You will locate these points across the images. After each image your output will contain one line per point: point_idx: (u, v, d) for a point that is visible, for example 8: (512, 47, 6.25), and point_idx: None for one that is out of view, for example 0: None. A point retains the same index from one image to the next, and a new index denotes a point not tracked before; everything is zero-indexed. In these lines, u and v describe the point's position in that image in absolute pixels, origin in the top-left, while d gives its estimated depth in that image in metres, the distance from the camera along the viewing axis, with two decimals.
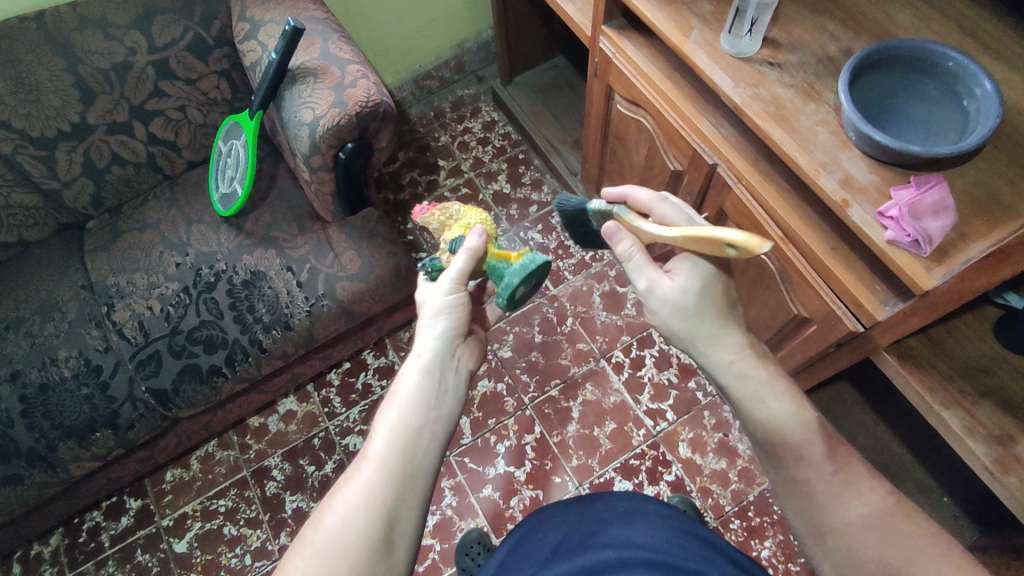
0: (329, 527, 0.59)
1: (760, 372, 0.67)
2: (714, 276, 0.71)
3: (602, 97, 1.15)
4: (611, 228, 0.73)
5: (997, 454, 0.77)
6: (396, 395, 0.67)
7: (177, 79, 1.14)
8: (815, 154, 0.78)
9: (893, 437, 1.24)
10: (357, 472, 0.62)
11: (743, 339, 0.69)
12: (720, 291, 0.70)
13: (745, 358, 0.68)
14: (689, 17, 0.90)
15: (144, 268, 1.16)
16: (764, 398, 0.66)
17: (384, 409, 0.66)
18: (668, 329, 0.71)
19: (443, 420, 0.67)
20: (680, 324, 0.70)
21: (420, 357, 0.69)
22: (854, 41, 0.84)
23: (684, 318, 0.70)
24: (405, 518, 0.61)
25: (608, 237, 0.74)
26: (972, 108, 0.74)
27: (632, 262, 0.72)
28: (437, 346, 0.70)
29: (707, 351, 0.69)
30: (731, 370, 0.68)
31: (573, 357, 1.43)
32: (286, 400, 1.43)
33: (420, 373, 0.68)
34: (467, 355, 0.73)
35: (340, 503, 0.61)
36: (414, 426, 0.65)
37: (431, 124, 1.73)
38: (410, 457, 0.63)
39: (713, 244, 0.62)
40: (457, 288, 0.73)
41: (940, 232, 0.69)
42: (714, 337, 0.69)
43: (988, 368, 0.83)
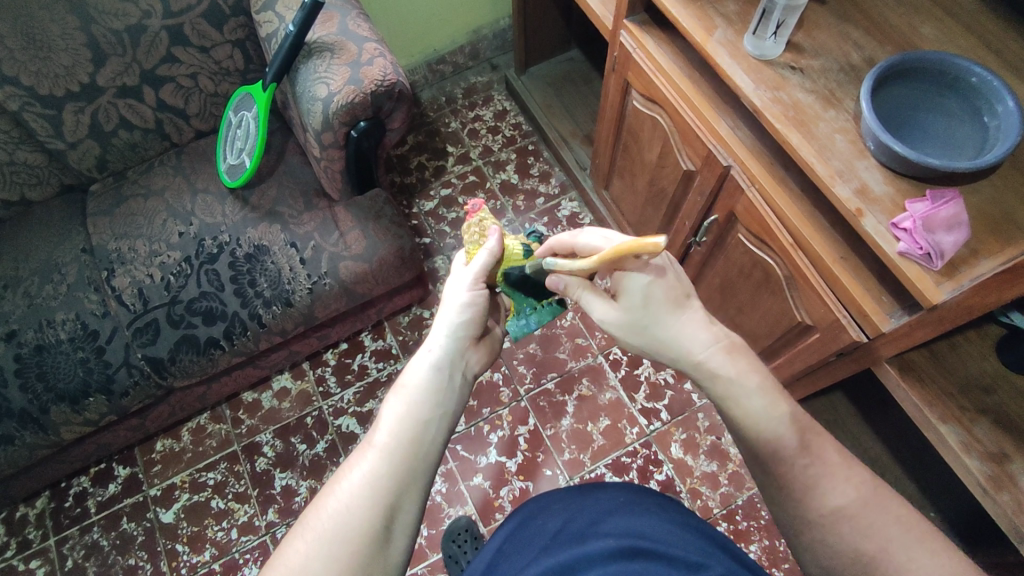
0: (331, 514, 0.58)
1: (731, 369, 0.65)
2: (653, 284, 0.66)
3: (620, 92, 1.14)
4: (555, 280, 0.74)
5: (992, 471, 0.77)
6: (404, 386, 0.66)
7: (190, 46, 1.13)
8: (832, 161, 0.78)
9: (883, 449, 1.25)
10: (360, 461, 0.62)
11: (709, 333, 0.66)
12: (667, 292, 0.67)
13: (713, 355, 0.66)
14: (713, 17, 0.89)
15: (147, 235, 1.15)
16: (736, 396, 0.65)
17: (391, 401, 0.66)
18: (632, 341, 0.70)
19: (449, 416, 0.67)
20: (637, 338, 0.70)
21: (430, 352, 0.69)
22: (878, 50, 0.83)
23: (641, 330, 0.69)
24: (406, 511, 0.60)
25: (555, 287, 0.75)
26: (992, 126, 0.74)
27: (586, 295, 0.73)
28: (448, 343, 0.70)
29: (677, 355, 0.68)
30: (702, 369, 0.66)
31: (571, 351, 1.43)
32: (282, 376, 1.42)
33: (430, 368, 0.68)
34: (475, 357, 0.73)
35: (344, 491, 0.60)
36: (422, 419, 0.64)
37: (442, 110, 1.72)
38: (415, 449, 0.62)
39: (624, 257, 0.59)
40: (477, 287, 0.74)
41: (951, 247, 0.69)
42: (673, 339, 0.67)
43: (988, 386, 0.83)
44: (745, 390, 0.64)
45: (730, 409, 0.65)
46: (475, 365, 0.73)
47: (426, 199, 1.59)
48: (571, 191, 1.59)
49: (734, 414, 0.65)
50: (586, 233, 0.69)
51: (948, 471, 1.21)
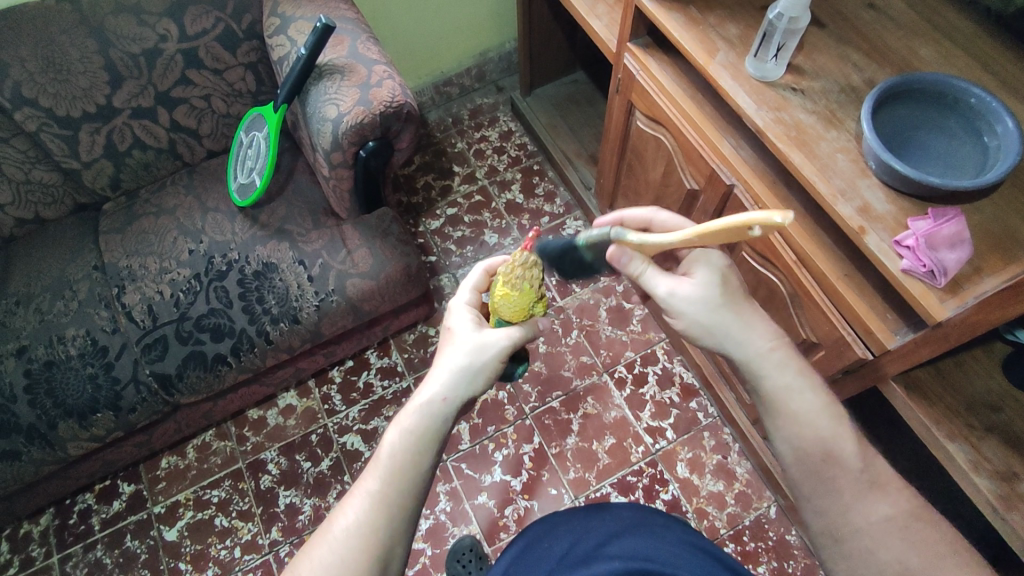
0: (323, 565, 0.58)
1: (793, 362, 0.67)
2: (729, 270, 0.70)
3: (624, 113, 1.16)
4: (617, 252, 0.68)
5: (1001, 490, 0.77)
6: (402, 432, 0.64)
7: (204, 69, 1.16)
8: (834, 180, 0.79)
9: (892, 468, 1.23)
10: (354, 507, 0.61)
11: (774, 327, 0.69)
12: (737, 283, 0.69)
13: (780, 347, 0.68)
14: (715, 39, 0.91)
15: (157, 252, 1.17)
16: (797, 389, 0.66)
17: (392, 445, 0.63)
18: (695, 325, 0.68)
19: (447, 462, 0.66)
20: (708, 316, 0.67)
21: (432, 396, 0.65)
22: (878, 72, 0.85)
23: (712, 313, 0.67)
24: (397, 557, 0.61)
25: (615, 261, 0.69)
26: (993, 145, 0.75)
27: (648, 272, 0.68)
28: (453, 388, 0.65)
29: (741, 345, 0.67)
30: (770, 359, 0.67)
31: (576, 369, 1.43)
32: (287, 393, 1.43)
33: (439, 419, 0.64)
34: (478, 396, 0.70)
35: (338, 540, 0.59)
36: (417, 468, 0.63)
37: (448, 130, 1.75)
38: (411, 499, 0.62)
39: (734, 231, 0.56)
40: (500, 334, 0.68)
41: (954, 265, 0.69)
42: (745, 325, 0.67)
43: (995, 404, 0.83)
44: (797, 378, 0.67)
45: (789, 402, 0.66)
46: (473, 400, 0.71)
47: (433, 217, 1.61)
48: (575, 210, 1.61)
49: (787, 408, 0.66)
50: (665, 213, 0.75)
51: (959, 491, 1.20)
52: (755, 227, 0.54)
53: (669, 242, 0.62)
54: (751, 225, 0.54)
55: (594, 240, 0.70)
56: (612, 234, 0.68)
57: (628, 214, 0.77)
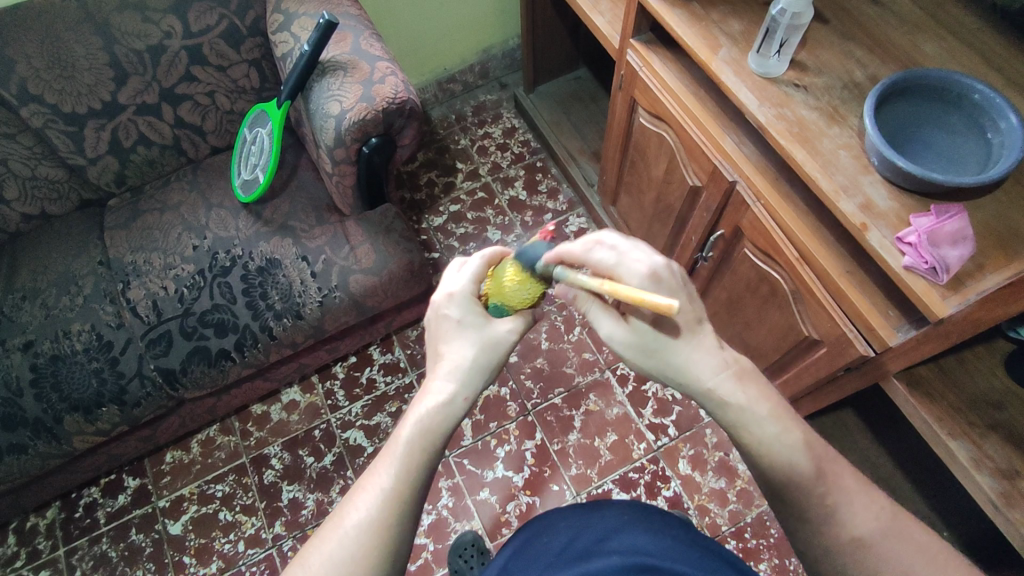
0: (333, 565, 0.56)
1: (741, 397, 0.60)
2: (672, 306, 0.61)
3: (626, 109, 1.16)
4: (563, 289, 0.65)
5: (1003, 487, 0.77)
6: (410, 426, 0.62)
7: (208, 65, 1.16)
8: (836, 176, 0.78)
9: (894, 466, 1.23)
10: (366, 503, 0.59)
11: (723, 358, 0.61)
12: (678, 320, 0.61)
13: (727, 381, 0.60)
14: (718, 35, 0.91)
15: (162, 248, 1.18)
16: (749, 425, 0.59)
17: (402, 437, 0.62)
18: (639, 363, 0.64)
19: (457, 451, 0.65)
20: (645, 359, 0.62)
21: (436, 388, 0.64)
22: (881, 68, 0.85)
23: (648, 352, 0.62)
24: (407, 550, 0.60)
25: (562, 297, 0.66)
26: (996, 141, 0.74)
27: (592, 309, 0.64)
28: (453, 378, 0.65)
29: (686, 383, 0.62)
30: (712, 396, 0.60)
31: (578, 366, 1.43)
32: (291, 389, 1.43)
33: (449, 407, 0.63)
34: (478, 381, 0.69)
35: (349, 538, 0.57)
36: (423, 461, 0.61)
37: (452, 127, 1.75)
38: (424, 494, 0.61)
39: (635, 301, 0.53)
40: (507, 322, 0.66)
41: (956, 262, 0.69)
42: (685, 363, 0.61)
43: (998, 402, 0.83)
44: (749, 412, 0.60)
45: (741, 438, 0.60)
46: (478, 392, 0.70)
47: (436, 214, 1.61)
48: (578, 207, 1.61)
49: (738, 439, 0.60)
50: (609, 236, 0.60)
51: (962, 489, 1.20)
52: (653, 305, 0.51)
53: (592, 291, 0.57)
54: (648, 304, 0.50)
55: (547, 269, 0.64)
56: (552, 270, 0.63)
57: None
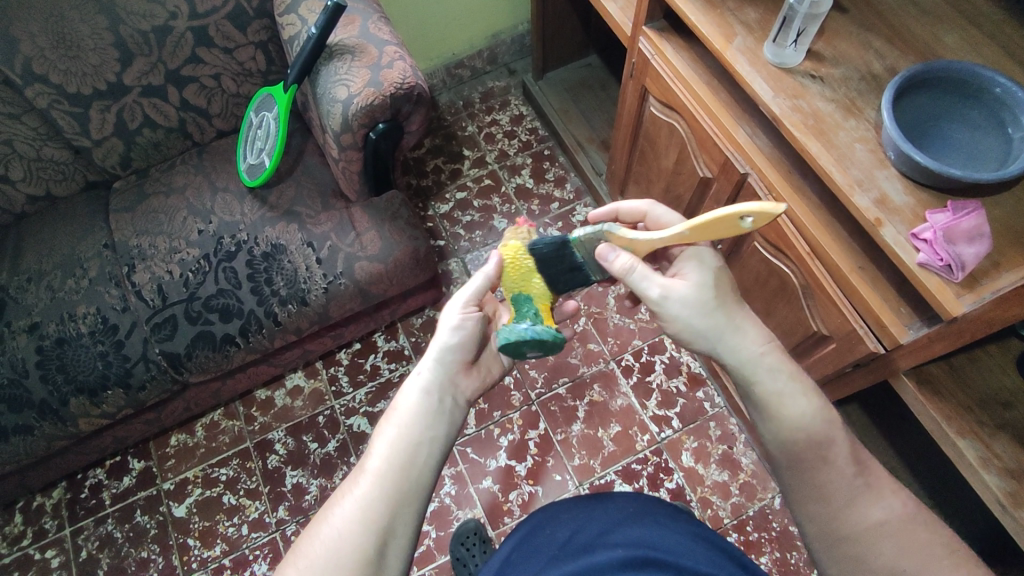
0: (324, 539, 0.60)
1: (786, 367, 0.68)
2: (721, 270, 0.72)
3: (637, 98, 1.14)
4: (606, 249, 0.71)
5: (1011, 488, 0.76)
6: (398, 414, 0.68)
7: (214, 47, 1.15)
8: (851, 170, 0.77)
9: (898, 462, 1.23)
10: (354, 486, 0.63)
11: (765, 331, 0.71)
12: (729, 282, 0.72)
13: (771, 350, 0.69)
14: (733, 24, 0.89)
15: (167, 231, 1.17)
16: (789, 394, 0.67)
17: (384, 427, 0.67)
18: (689, 327, 0.71)
19: (441, 438, 0.68)
20: (703, 318, 0.70)
21: (421, 379, 0.71)
22: (900, 60, 0.83)
23: (706, 313, 0.70)
24: (400, 533, 0.62)
25: (602, 258, 0.71)
26: (1018, 136, 0.73)
27: (637, 272, 0.70)
28: (436, 370, 0.72)
29: (735, 348, 0.69)
30: (762, 363, 0.68)
31: (583, 357, 1.43)
32: (295, 374, 1.43)
33: (420, 392, 0.70)
34: (470, 381, 0.74)
35: (337, 517, 0.61)
36: (412, 444, 0.66)
37: (459, 113, 1.73)
38: (405, 472, 0.64)
39: (728, 221, 0.62)
40: (470, 310, 0.74)
41: (973, 259, 0.68)
42: (737, 328, 0.70)
43: (1008, 401, 0.82)
44: (789, 382, 0.67)
45: (783, 406, 0.66)
46: (468, 390, 0.74)
47: (442, 201, 1.60)
48: (585, 196, 1.59)
49: (777, 408, 0.67)
50: (660, 208, 0.81)
51: (966, 486, 1.19)
52: (747, 218, 0.61)
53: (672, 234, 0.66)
54: (743, 214, 0.60)
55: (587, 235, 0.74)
56: (605, 229, 0.73)
57: (624, 207, 0.83)
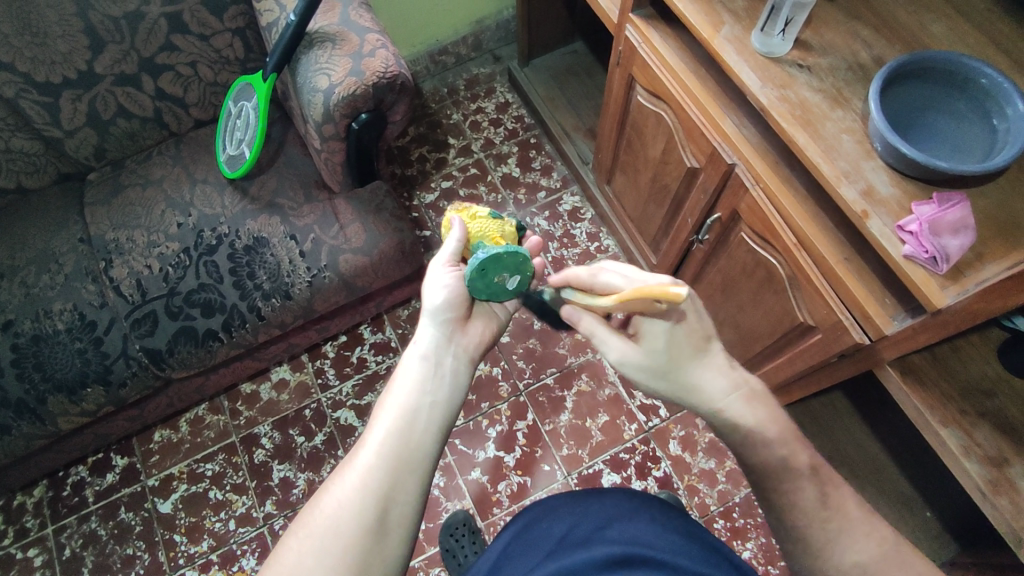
0: (325, 507, 0.58)
1: (751, 416, 0.65)
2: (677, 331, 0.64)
3: (624, 87, 1.13)
4: (570, 311, 0.71)
5: (991, 476, 0.77)
6: (398, 382, 0.67)
7: (189, 34, 1.11)
8: (838, 161, 0.77)
9: (882, 448, 1.25)
10: (354, 455, 0.61)
11: (730, 381, 0.65)
12: (690, 343, 0.65)
13: (734, 402, 0.65)
14: (721, 12, 0.88)
15: (145, 225, 1.15)
16: (758, 444, 0.64)
17: (384, 396, 0.66)
18: (649, 388, 0.68)
19: (443, 402, 0.66)
20: (662, 382, 0.66)
21: (420, 345, 0.71)
22: (887, 50, 0.82)
23: (664, 378, 0.66)
24: (402, 500, 0.59)
25: (569, 319, 0.71)
26: (1002, 127, 0.73)
27: (598, 334, 0.69)
28: (436, 333, 0.72)
29: (698, 402, 0.66)
30: (725, 415, 0.65)
31: (571, 347, 1.43)
32: (280, 368, 1.42)
33: (419, 360, 0.68)
34: (468, 341, 0.74)
35: (337, 486, 0.59)
36: (413, 408, 0.64)
37: (444, 101, 1.70)
38: (406, 436, 0.62)
39: (643, 301, 0.59)
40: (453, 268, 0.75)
41: (957, 251, 0.68)
42: (695, 387, 0.65)
43: (990, 390, 0.83)
44: (754, 430, 0.64)
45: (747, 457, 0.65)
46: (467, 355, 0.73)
47: (427, 191, 1.58)
48: (572, 185, 1.58)
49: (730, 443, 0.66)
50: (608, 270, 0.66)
51: (945, 470, 1.22)
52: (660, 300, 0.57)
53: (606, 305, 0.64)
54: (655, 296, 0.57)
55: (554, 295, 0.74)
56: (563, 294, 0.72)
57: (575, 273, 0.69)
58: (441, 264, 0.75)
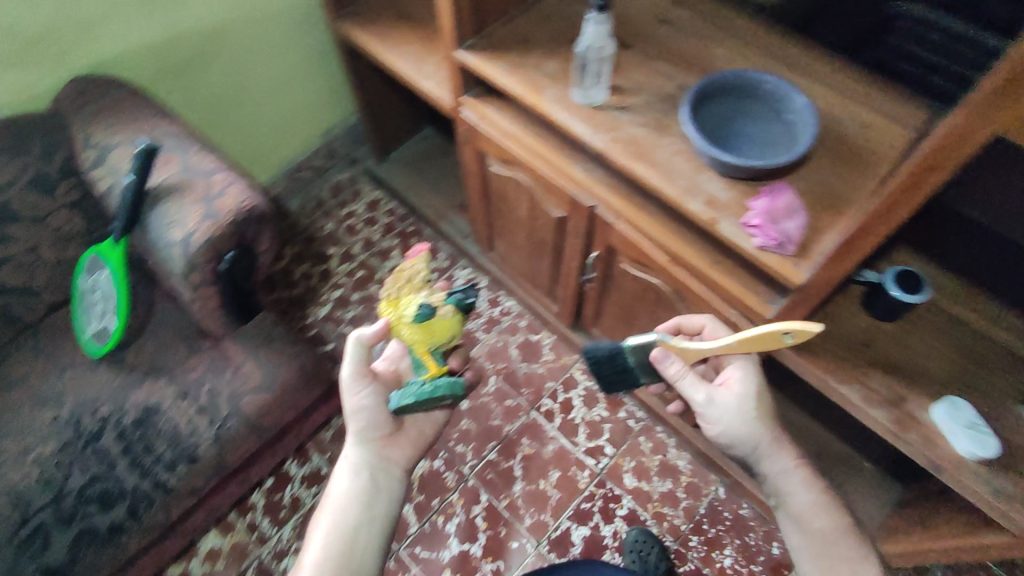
0: None
1: (808, 487, 0.80)
2: (761, 390, 0.85)
3: (477, 161, 1.19)
4: (660, 354, 0.82)
5: (896, 416, 0.84)
6: (331, 502, 0.78)
7: (20, 220, 1.05)
8: (678, 181, 0.85)
9: (808, 417, 1.33)
10: None
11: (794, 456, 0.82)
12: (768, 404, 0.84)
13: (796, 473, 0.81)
14: (539, 78, 0.96)
15: (12, 431, 1.03)
16: (815, 508, 0.79)
17: (321, 518, 0.77)
18: (728, 433, 0.83)
19: (377, 514, 0.78)
20: (741, 426, 0.82)
21: (349, 461, 0.81)
22: (686, 77, 0.93)
23: (746, 422, 0.82)
24: None
25: (657, 360, 0.82)
26: (792, 120, 0.86)
27: (686, 377, 0.83)
28: (360, 448, 0.82)
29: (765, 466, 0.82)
30: (791, 484, 0.81)
31: (504, 415, 1.42)
32: (208, 536, 1.30)
33: (349, 478, 0.79)
34: (397, 447, 0.85)
35: None
36: (349, 526, 0.75)
37: (313, 214, 1.70)
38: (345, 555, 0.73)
39: (770, 338, 0.73)
40: (359, 380, 0.84)
41: (797, 232, 0.77)
42: (772, 449, 0.82)
43: (868, 341, 0.90)
44: (813, 496, 0.80)
45: (810, 521, 0.78)
46: (396, 459, 0.84)
47: (320, 305, 1.56)
48: (460, 260, 1.62)
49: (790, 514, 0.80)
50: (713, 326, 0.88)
51: None
52: (788, 336, 0.71)
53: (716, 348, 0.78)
54: (782, 334, 0.71)
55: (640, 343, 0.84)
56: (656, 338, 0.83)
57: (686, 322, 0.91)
58: (348, 380, 0.84)
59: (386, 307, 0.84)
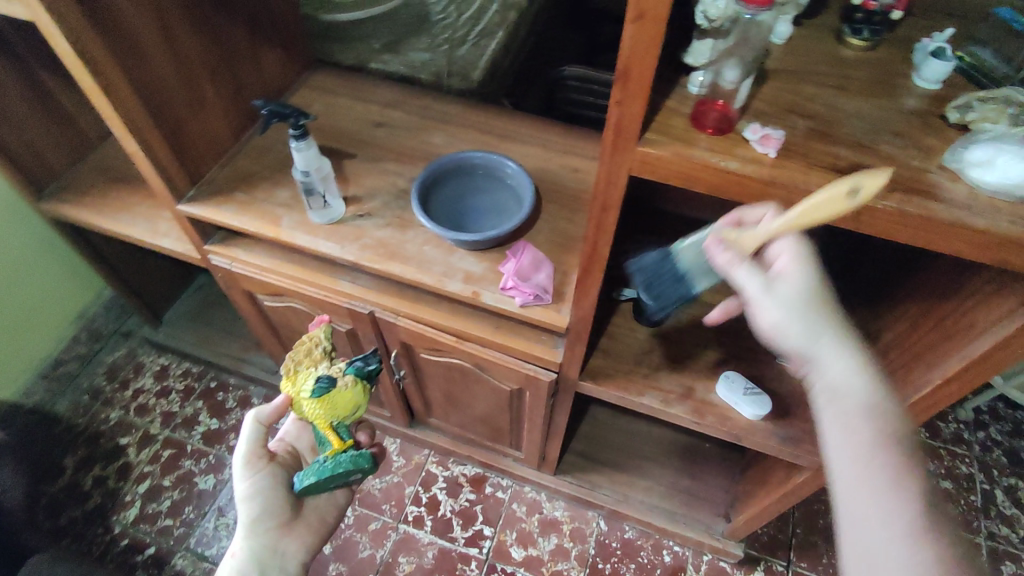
0: None
1: (888, 419, 0.51)
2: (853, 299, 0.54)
3: (248, 302, 1.13)
4: (709, 237, 0.57)
5: (693, 406, 0.92)
6: None
7: None
8: (433, 269, 0.88)
9: (648, 422, 1.42)
10: None
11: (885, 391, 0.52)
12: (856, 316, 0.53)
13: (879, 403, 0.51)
14: (273, 209, 0.95)
15: None
16: (886, 440, 0.50)
17: None
18: (777, 328, 0.53)
19: None
20: (798, 320, 0.52)
21: (236, 554, 0.82)
22: (414, 171, 0.98)
23: (805, 316, 0.52)
24: None
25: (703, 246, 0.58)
26: (513, 183, 0.95)
27: (732, 272, 0.55)
28: (250, 541, 0.83)
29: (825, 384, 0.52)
30: (873, 417, 0.51)
31: (372, 541, 1.32)
32: None
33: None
34: (290, 536, 0.87)
35: None
36: None
37: (90, 408, 1.49)
38: None
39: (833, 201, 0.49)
40: (253, 470, 0.86)
41: (547, 281, 0.84)
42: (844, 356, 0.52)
43: (649, 348, 0.98)
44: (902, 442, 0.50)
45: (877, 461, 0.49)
46: (290, 549, 0.86)
47: (126, 507, 1.34)
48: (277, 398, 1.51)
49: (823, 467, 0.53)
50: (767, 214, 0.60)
51: None
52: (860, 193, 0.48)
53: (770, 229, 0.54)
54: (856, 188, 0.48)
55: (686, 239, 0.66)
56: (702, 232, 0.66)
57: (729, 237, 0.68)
58: (241, 467, 0.86)
59: (285, 381, 0.85)
